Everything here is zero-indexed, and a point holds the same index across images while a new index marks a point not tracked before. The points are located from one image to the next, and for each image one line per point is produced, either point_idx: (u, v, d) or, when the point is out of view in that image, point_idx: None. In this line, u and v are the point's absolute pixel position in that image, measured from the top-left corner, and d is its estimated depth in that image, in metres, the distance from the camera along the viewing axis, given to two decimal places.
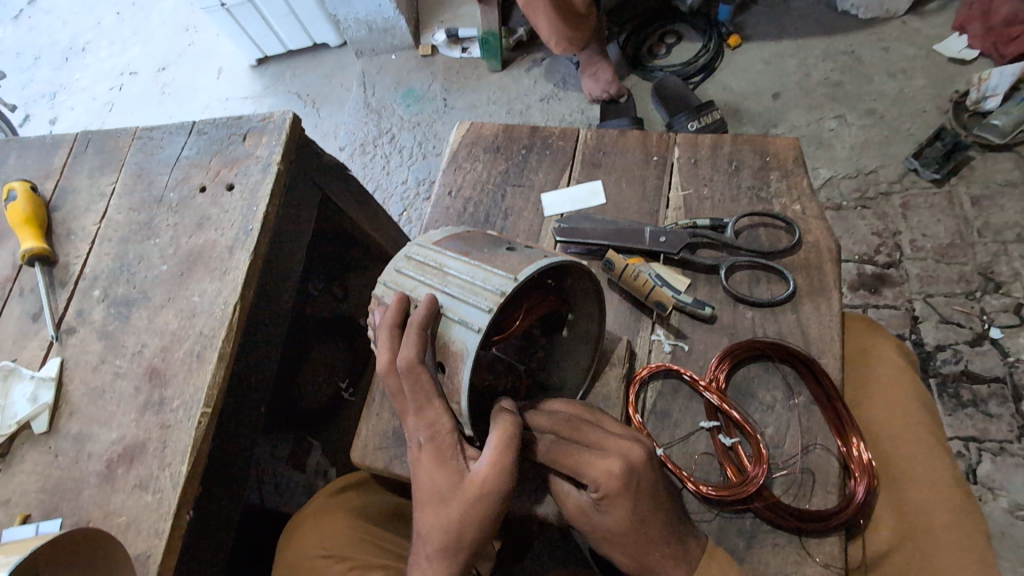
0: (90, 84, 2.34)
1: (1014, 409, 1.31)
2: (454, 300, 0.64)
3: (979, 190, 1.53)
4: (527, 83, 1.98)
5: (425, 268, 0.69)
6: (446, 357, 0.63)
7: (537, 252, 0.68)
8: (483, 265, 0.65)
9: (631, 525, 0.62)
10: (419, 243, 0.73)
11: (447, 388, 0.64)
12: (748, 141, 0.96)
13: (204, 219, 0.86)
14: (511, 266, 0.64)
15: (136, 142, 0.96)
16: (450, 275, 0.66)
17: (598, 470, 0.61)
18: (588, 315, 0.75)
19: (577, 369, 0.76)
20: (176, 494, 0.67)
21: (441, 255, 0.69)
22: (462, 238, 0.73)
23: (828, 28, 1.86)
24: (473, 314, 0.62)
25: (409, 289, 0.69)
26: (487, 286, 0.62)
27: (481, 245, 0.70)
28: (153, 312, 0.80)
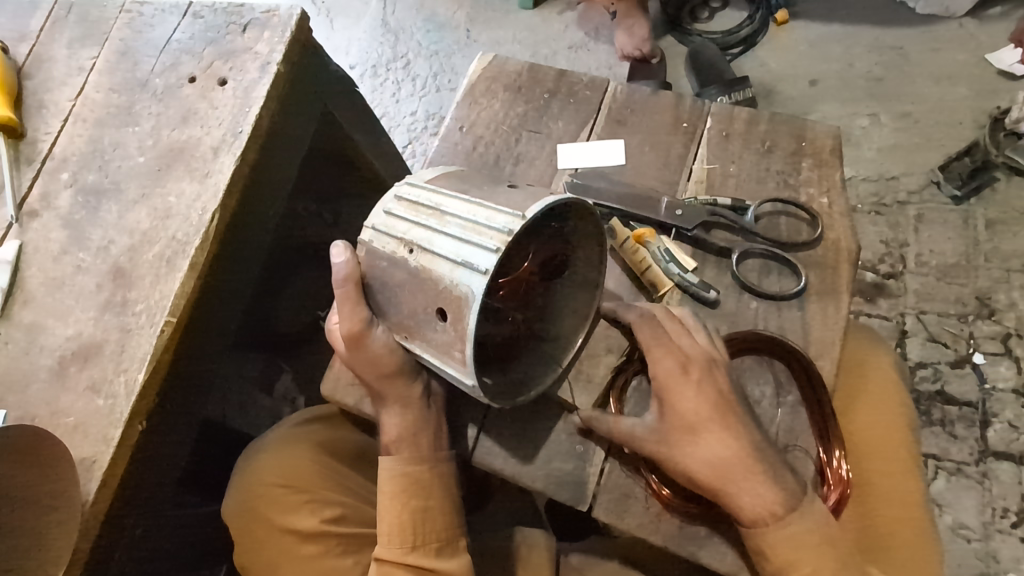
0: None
1: (979, 434, 1.33)
2: (456, 242, 0.59)
3: (996, 214, 1.49)
4: (557, 26, 1.85)
5: (418, 208, 0.64)
6: (448, 303, 0.59)
7: (541, 191, 0.63)
8: (485, 203, 0.60)
9: (694, 425, 0.66)
10: (410, 183, 0.67)
11: (450, 335, 0.60)
12: (786, 122, 0.89)
13: (190, 113, 0.78)
14: (517, 204, 0.59)
15: (123, 16, 0.86)
16: (448, 216, 0.61)
17: (659, 362, 0.68)
18: (588, 266, 0.71)
19: (578, 316, 0.72)
20: (130, 402, 0.64)
21: (435, 195, 0.64)
22: (456, 177, 0.67)
23: (882, 18, 1.75)
24: (479, 256, 0.57)
25: (402, 233, 0.64)
26: (493, 224, 0.58)
27: (479, 184, 0.65)
28: (124, 207, 0.74)
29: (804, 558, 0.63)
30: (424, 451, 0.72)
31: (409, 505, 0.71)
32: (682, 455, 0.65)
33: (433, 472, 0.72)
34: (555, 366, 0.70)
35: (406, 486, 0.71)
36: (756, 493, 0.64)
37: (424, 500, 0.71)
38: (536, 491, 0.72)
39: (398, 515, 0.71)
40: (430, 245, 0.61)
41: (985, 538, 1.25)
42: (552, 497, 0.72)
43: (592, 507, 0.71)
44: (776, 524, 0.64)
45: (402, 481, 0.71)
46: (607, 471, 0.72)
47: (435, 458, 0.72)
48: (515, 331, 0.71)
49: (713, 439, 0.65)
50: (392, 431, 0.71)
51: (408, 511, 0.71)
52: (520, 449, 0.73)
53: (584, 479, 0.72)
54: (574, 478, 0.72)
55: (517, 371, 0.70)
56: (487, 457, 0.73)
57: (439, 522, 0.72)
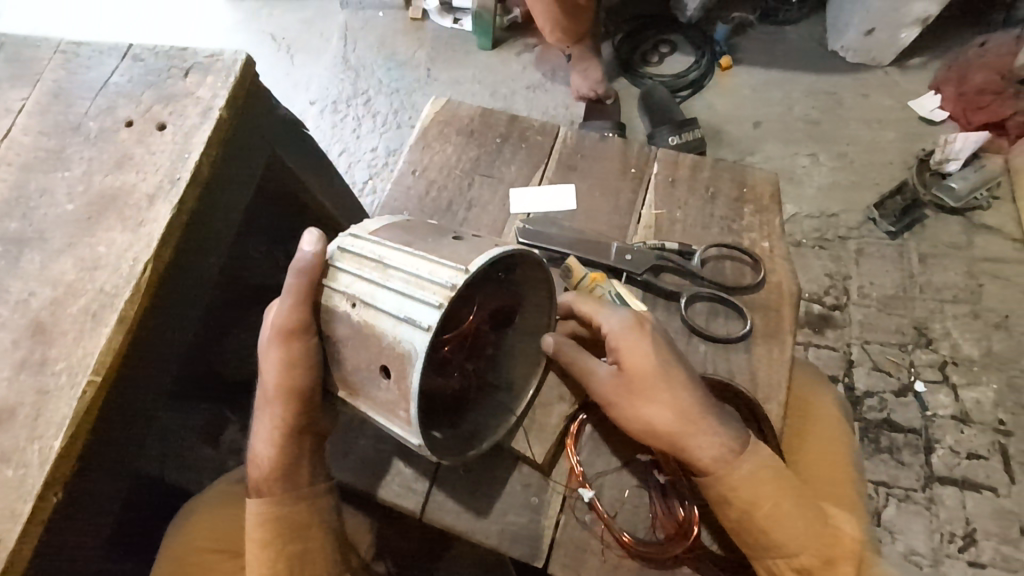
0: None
1: (924, 460, 1.37)
2: (399, 296, 0.58)
3: (927, 248, 1.59)
4: (515, 67, 1.90)
5: (361, 260, 0.62)
6: (391, 360, 0.57)
7: (486, 242, 0.63)
8: (428, 256, 0.59)
9: (656, 370, 0.67)
10: (353, 232, 0.66)
11: (393, 393, 0.58)
12: (728, 169, 0.93)
13: (125, 158, 0.75)
14: (461, 256, 0.58)
15: (58, 57, 0.83)
16: (391, 269, 0.60)
17: (611, 318, 0.70)
18: (539, 314, 0.71)
19: (529, 362, 0.71)
20: (43, 474, 0.59)
21: (379, 245, 0.62)
22: (401, 227, 0.66)
23: (816, 66, 1.87)
24: (422, 311, 0.56)
25: (345, 287, 0.62)
26: (436, 278, 0.57)
27: (423, 235, 0.64)
28: (49, 257, 0.70)
29: (763, 494, 0.65)
30: (301, 486, 0.68)
31: (284, 550, 0.67)
32: (640, 406, 0.66)
33: (313, 510, 0.69)
34: (507, 415, 0.69)
35: (279, 530, 0.67)
36: (720, 443, 0.66)
37: (300, 544, 0.67)
38: (490, 547, 0.70)
39: (271, 565, 0.66)
40: (372, 299, 0.59)
41: (936, 563, 1.28)
42: (506, 553, 0.69)
43: (547, 562, 0.69)
44: (736, 468, 0.65)
45: (274, 526, 0.67)
46: (562, 523, 0.70)
47: (315, 494, 0.69)
48: (465, 381, 0.70)
49: (664, 398, 0.66)
50: (265, 460, 0.68)
51: (284, 560, 0.67)
52: (472, 502, 0.71)
53: (540, 533, 0.70)
54: (528, 532, 0.70)
55: (469, 423, 0.68)
56: (439, 513, 0.71)
57: (319, 564, 0.68)
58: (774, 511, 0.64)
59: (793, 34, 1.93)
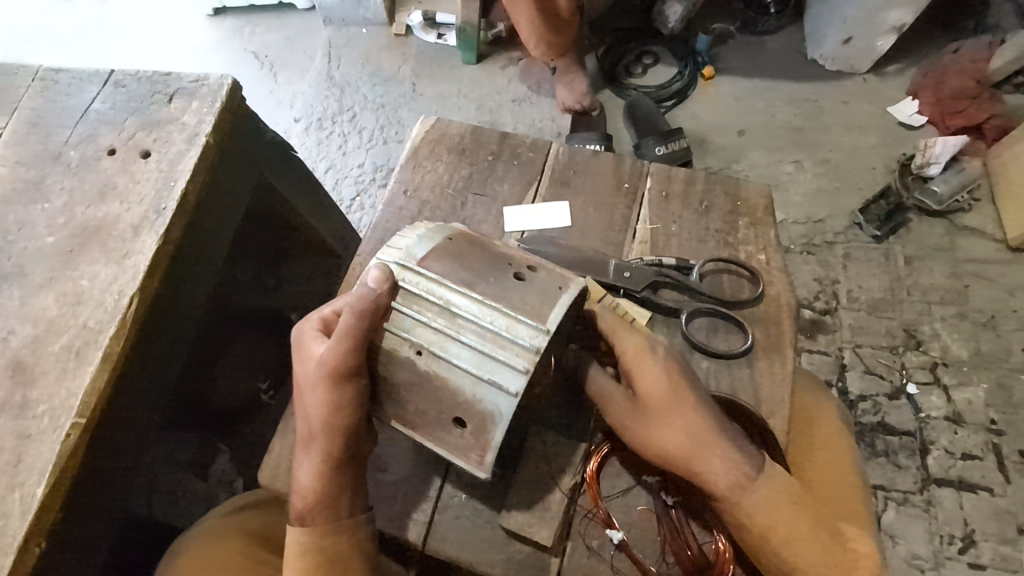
0: (25, 11, 2.14)
1: (920, 462, 1.38)
2: (476, 353, 0.58)
3: (913, 250, 1.61)
4: (501, 81, 1.90)
5: (424, 302, 0.60)
6: (467, 414, 0.59)
7: (548, 284, 0.62)
8: (502, 310, 0.58)
9: (672, 398, 0.66)
10: (402, 265, 0.62)
11: (462, 441, 0.60)
12: (720, 182, 0.93)
13: (108, 188, 0.73)
14: (536, 310, 0.58)
15: (35, 84, 0.81)
16: (462, 319, 0.59)
17: (629, 343, 0.69)
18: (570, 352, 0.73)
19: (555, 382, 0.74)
20: (25, 524, 0.56)
21: (442, 288, 0.60)
22: (453, 257, 0.63)
23: (796, 74, 1.90)
24: (505, 372, 0.57)
25: (409, 331, 0.60)
26: (517, 339, 0.57)
27: (483, 272, 0.62)
28: (28, 293, 0.67)
29: (779, 518, 0.64)
30: (342, 515, 0.65)
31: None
32: (655, 432, 0.66)
33: (353, 541, 0.65)
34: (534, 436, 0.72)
35: (318, 559, 0.64)
36: (727, 468, 0.65)
37: (337, 574, 0.64)
38: None
39: None
40: (444, 351, 0.59)
41: (937, 566, 1.29)
42: None
43: None
44: (746, 493, 0.65)
45: (314, 553, 0.64)
46: (569, 549, 0.69)
47: (357, 525, 0.66)
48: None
49: (681, 418, 0.66)
50: (307, 490, 0.65)
51: None
52: (477, 531, 0.69)
53: (547, 561, 0.68)
54: (534, 560, 0.68)
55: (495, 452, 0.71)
56: (442, 543, 0.69)
57: None
58: (790, 534, 0.64)
59: (772, 43, 1.96)
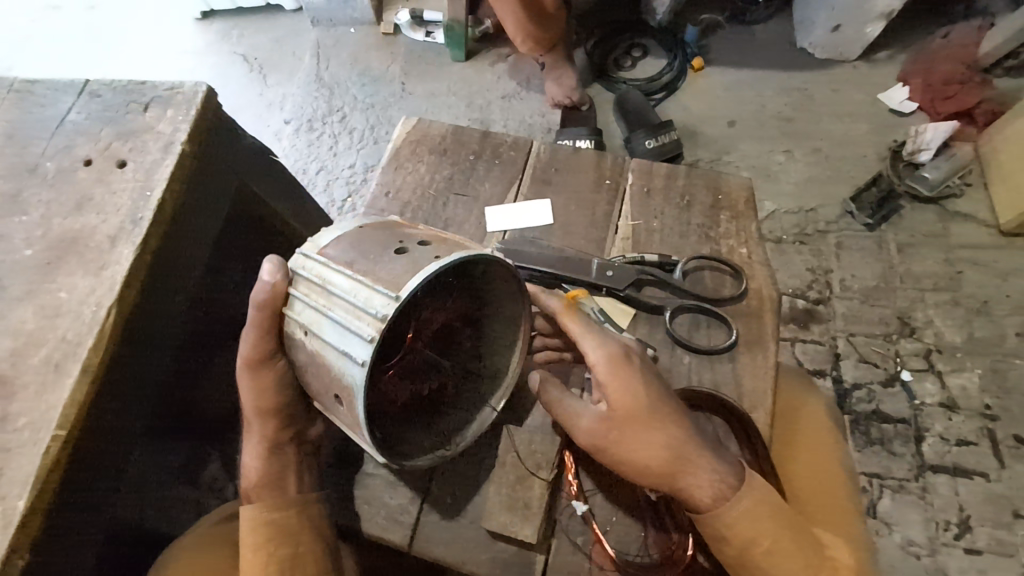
0: (12, 20, 2.13)
1: (915, 449, 1.38)
2: (340, 328, 0.56)
3: (905, 238, 1.61)
4: (489, 78, 1.90)
5: (310, 285, 0.61)
6: (341, 390, 0.57)
7: (429, 250, 0.57)
8: (364, 282, 0.56)
9: (645, 408, 0.65)
10: (304, 253, 0.63)
11: (347, 418, 0.58)
12: (703, 176, 0.92)
13: (85, 199, 0.73)
14: (394, 279, 0.55)
15: (11, 96, 0.81)
16: (335, 298, 0.58)
17: (599, 352, 0.67)
18: (512, 320, 0.68)
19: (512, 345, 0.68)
20: (7, 536, 0.56)
21: (325, 269, 0.60)
22: (351, 239, 0.62)
23: (786, 63, 1.89)
24: (355, 343, 0.54)
25: (300, 314, 0.61)
26: (368, 309, 0.54)
27: (368, 249, 0.60)
28: (7, 307, 0.67)
29: (763, 530, 0.63)
30: (289, 492, 0.68)
31: (274, 554, 0.64)
32: (631, 445, 0.65)
33: (301, 516, 0.67)
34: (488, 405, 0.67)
35: (270, 534, 0.65)
36: (707, 480, 0.64)
37: (290, 547, 0.65)
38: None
39: (262, 567, 0.64)
40: (320, 330, 0.58)
41: (933, 553, 1.29)
42: None
43: None
44: (727, 505, 0.64)
45: (265, 528, 0.65)
46: (554, 548, 0.69)
47: (302, 499, 0.67)
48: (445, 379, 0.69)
49: (657, 436, 0.65)
50: (251, 473, 0.68)
51: (275, 563, 0.64)
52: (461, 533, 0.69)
53: (532, 560, 0.69)
54: (517, 559, 0.68)
55: (446, 421, 0.67)
56: (426, 544, 0.69)
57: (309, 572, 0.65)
58: (773, 546, 0.63)
59: (761, 32, 1.95)
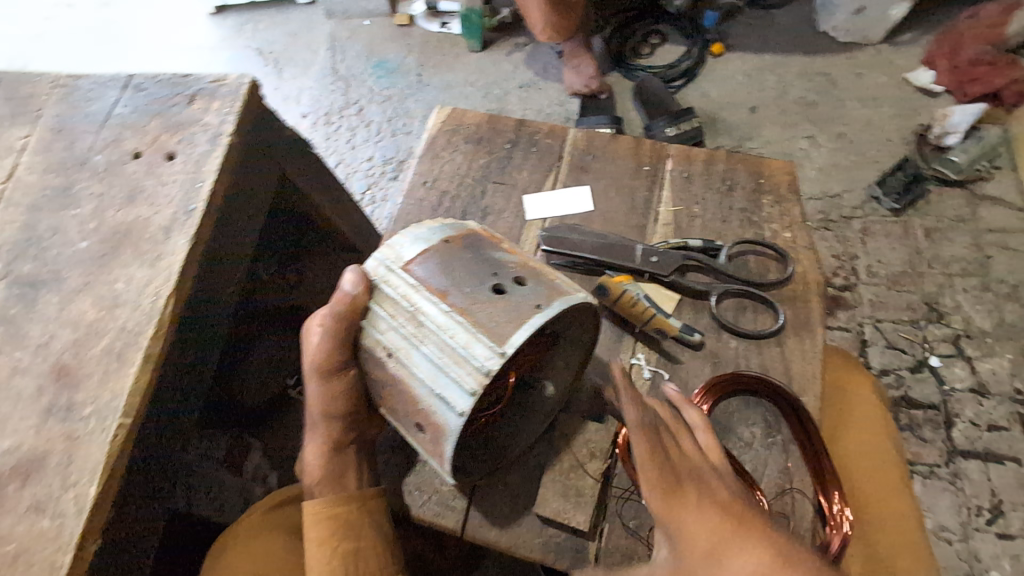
0: (29, 18, 2.15)
1: (945, 435, 1.37)
2: (433, 366, 0.56)
3: (932, 222, 1.59)
4: (508, 68, 1.89)
5: (396, 306, 0.60)
6: (425, 424, 0.58)
7: (531, 296, 0.57)
8: (465, 324, 0.55)
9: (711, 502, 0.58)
10: (390, 267, 0.61)
11: (428, 448, 0.59)
12: (740, 161, 0.92)
13: (137, 192, 0.74)
14: (498, 327, 0.54)
15: (56, 91, 0.82)
16: (428, 330, 0.57)
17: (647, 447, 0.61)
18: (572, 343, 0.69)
19: (568, 365, 0.70)
20: (80, 522, 0.56)
21: (416, 294, 0.59)
22: (441, 260, 0.60)
23: (808, 47, 1.86)
24: (451, 387, 0.55)
25: (382, 334, 0.60)
26: (469, 356, 0.54)
27: (462, 280, 0.58)
28: (66, 298, 0.68)
29: None
30: (349, 487, 0.68)
31: (339, 548, 0.65)
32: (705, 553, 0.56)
33: (364, 509, 0.67)
34: (542, 421, 0.69)
35: (335, 528, 0.65)
36: None
37: (354, 541, 0.65)
38: (535, 561, 0.68)
39: (326, 561, 0.64)
40: (407, 358, 0.58)
41: (965, 538, 1.28)
42: (552, 565, 0.68)
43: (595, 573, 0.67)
44: None
45: (330, 523, 0.65)
46: (605, 530, 0.69)
47: (365, 493, 0.68)
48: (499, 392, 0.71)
49: (732, 540, 0.51)
50: (313, 469, 0.68)
51: (339, 556, 0.64)
52: (514, 517, 0.69)
53: (586, 544, 0.68)
54: (573, 543, 0.68)
55: (500, 435, 0.69)
56: (481, 530, 0.69)
57: (372, 563, 0.65)
58: None
59: (782, 16, 1.93)
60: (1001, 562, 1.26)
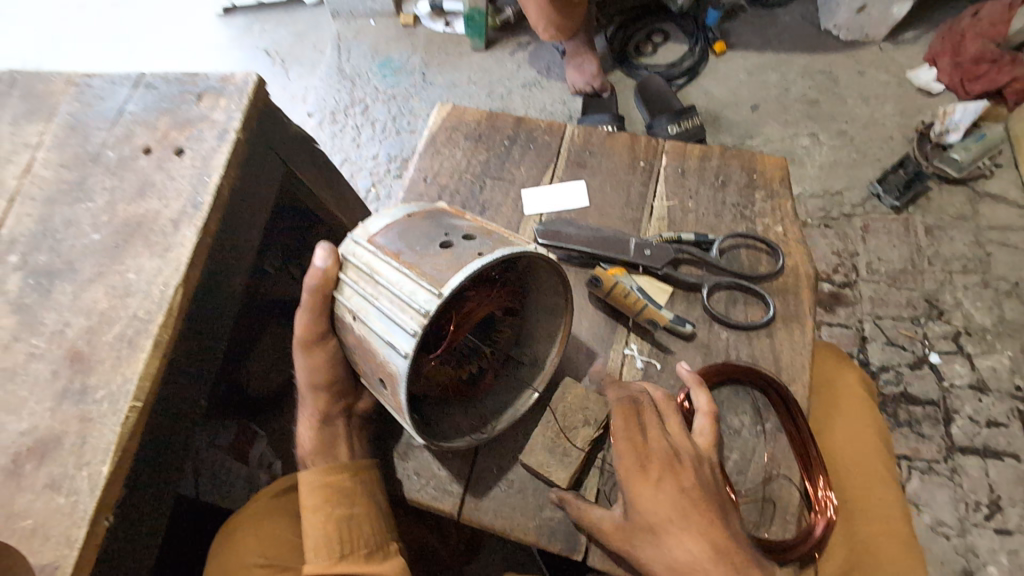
0: (40, 19, 2.19)
1: (944, 431, 1.38)
2: (385, 317, 0.58)
3: (933, 220, 1.59)
4: (510, 67, 1.91)
5: (358, 271, 0.63)
6: (385, 375, 0.60)
7: (477, 247, 0.58)
8: (410, 274, 0.57)
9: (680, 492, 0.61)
10: (354, 237, 0.65)
11: (392, 400, 0.61)
12: (735, 157, 0.94)
13: (147, 186, 0.77)
14: (439, 274, 0.56)
15: (71, 89, 0.85)
16: (381, 285, 0.60)
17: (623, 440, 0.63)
18: (550, 313, 0.70)
19: (551, 337, 0.71)
20: (93, 498, 0.59)
21: (373, 257, 0.62)
22: (399, 228, 0.64)
23: (810, 45, 1.87)
24: (400, 335, 0.56)
25: (348, 298, 0.64)
26: (413, 302, 0.56)
27: (415, 241, 0.61)
28: (80, 288, 0.71)
29: None
30: (343, 457, 0.72)
31: (333, 513, 0.69)
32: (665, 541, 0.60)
33: (357, 480, 0.71)
34: (524, 391, 0.70)
35: (328, 496, 0.70)
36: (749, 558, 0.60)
37: (346, 508, 0.70)
38: (529, 543, 0.70)
39: (320, 526, 0.69)
40: (367, 316, 0.61)
41: (963, 533, 1.29)
42: (545, 547, 0.70)
43: (587, 555, 0.69)
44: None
45: (323, 491, 0.70)
46: None
47: (356, 465, 0.71)
48: (485, 365, 0.72)
49: (683, 534, 0.59)
50: (304, 440, 0.73)
51: (332, 521, 0.69)
52: (509, 500, 0.72)
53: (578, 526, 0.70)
54: (566, 527, 0.70)
55: (482, 404, 0.71)
56: (476, 513, 0.71)
57: (364, 529, 0.70)
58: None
59: (785, 15, 1.94)
60: (998, 557, 1.27)
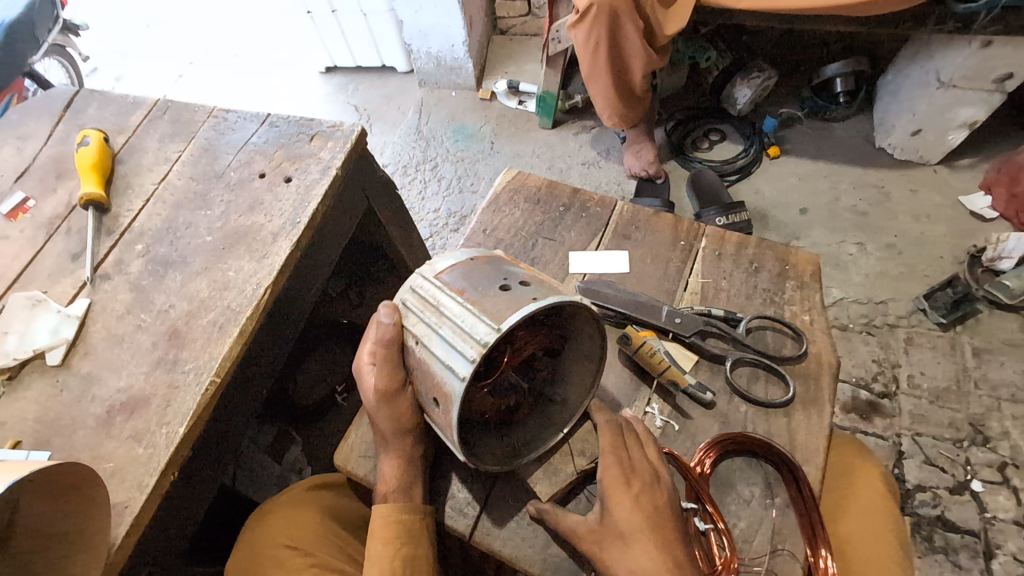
0: (173, 58, 2.59)
1: (983, 566, 1.30)
2: (446, 345, 0.65)
3: (981, 342, 1.57)
4: (572, 146, 2.08)
5: (424, 302, 0.71)
6: (440, 396, 0.66)
7: (531, 292, 0.66)
8: (472, 310, 0.65)
9: (653, 513, 0.66)
10: (423, 274, 0.74)
11: (442, 420, 0.67)
12: (772, 247, 1.01)
13: (256, 203, 0.91)
14: (498, 312, 0.63)
15: (210, 119, 1.03)
16: (445, 317, 0.67)
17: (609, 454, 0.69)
18: (585, 360, 0.75)
19: (583, 384, 0.75)
20: (167, 453, 0.69)
21: (440, 292, 0.70)
22: (464, 269, 0.72)
23: (863, 161, 1.96)
24: (459, 360, 0.63)
25: (410, 323, 0.72)
26: (474, 334, 0.63)
27: (478, 282, 0.69)
28: (187, 277, 0.84)
29: None
30: (413, 498, 0.75)
31: (399, 551, 0.73)
32: (627, 552, 0.64)
33: (422, 522, 0.75)
34: (554, 432, 0.74)
35: (399, 532, 0.73)
36: None
37: (412, 547, 0.74)
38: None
39: (387, 561, 0.72)
40: (428, 341, 0.68)
41: None
42: None
43: None
44: None
45: (396, 528, 0.73)
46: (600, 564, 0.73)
47: (423, 509, 0.75)
48: (521, 399, 0.75)
49: (651, 545, 0.63)
50: (388, 477, 0.75)
51: (399, 558, 0.73)
52: (517, 530, 0.76)
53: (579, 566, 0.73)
54: (569, 564, 0.73)
55: (517, 436, 0.75)
56: (487, 537, 0.76)
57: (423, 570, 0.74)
58: None
59: (840, 129, 2.04)
60: None
